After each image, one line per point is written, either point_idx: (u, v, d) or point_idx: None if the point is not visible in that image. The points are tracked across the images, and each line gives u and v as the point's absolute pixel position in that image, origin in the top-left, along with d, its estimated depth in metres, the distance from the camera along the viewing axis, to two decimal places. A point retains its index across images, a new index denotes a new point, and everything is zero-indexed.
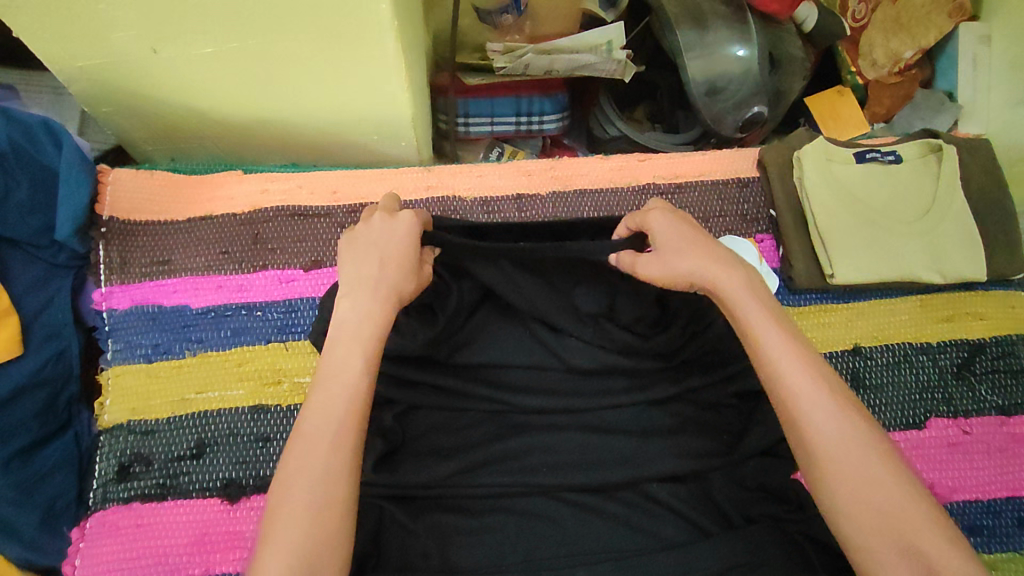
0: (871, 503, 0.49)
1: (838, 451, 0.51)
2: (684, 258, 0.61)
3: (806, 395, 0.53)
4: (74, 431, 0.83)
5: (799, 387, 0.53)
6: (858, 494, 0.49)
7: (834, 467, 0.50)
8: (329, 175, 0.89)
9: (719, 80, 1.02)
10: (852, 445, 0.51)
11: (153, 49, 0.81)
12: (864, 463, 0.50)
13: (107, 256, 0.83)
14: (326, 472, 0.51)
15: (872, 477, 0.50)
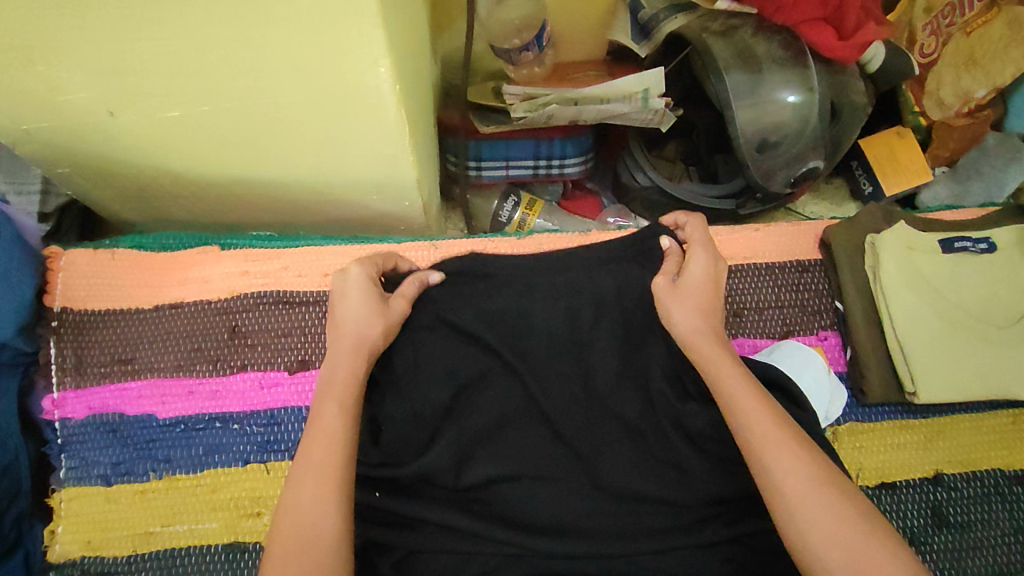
0: (844, 550, 0.47)
1: (806, 491, 0.50)
2: (688, 303, 0.65)
3: (775, 438, 0.53)
4: (25, 552, 0.71)
5: (768, 430, 0.54)
6: (828, 537, 0.48)
7: (803, 509, 0.50)
8: (320, 253, 0.77)
9: (771, 133, 0.88)
10: (820, 488, 0.50)
11: (110, 112, 0.68)
12: (832, 506, 0.49)
13: (60, 354, 0.70)
14: (319, 515, 0.50)
15: (844, 523, 0.48)
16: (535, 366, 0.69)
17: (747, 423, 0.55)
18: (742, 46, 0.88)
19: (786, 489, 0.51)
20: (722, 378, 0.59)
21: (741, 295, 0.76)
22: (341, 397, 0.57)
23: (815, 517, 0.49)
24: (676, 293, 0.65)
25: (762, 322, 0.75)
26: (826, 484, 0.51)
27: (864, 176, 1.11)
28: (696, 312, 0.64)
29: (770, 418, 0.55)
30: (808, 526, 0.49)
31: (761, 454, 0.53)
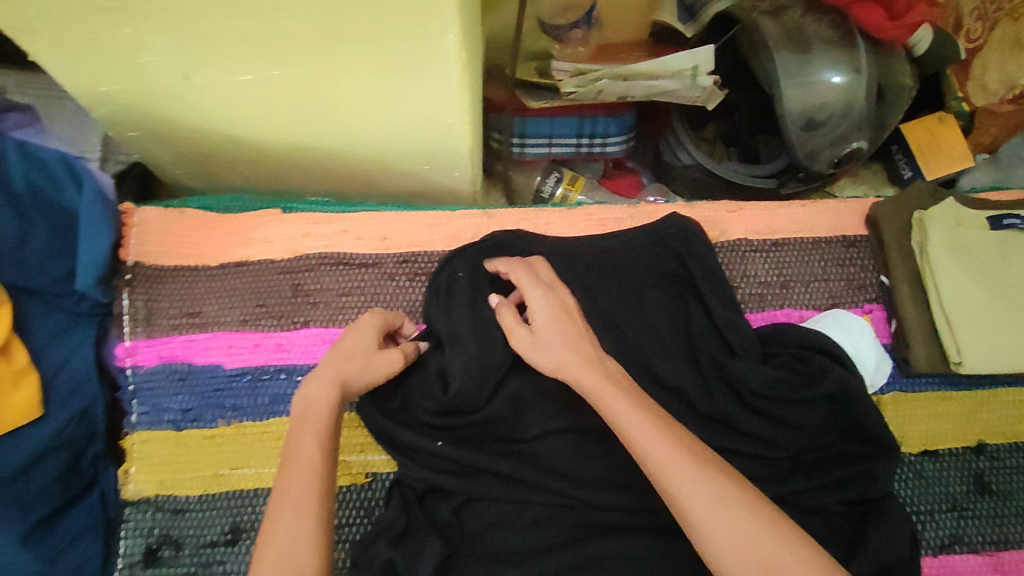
0: (754, 566, 0.49)
1: (710, 516, 0.51)
2: (555, 348, 0.63)
3: (673, 465, 0.53)
4: (100, 489, 0.77)
5: (663, 461, 0.54)
6: (737, 557, 0.49)
7: (712, 534, 0.51)
8: (378, 218, 0.79)
9: (817, 113, 0.90)
10: (719, 506, 0.51)
11: (186, 74, 0.71)
12: (736, 524, 0.50)
13: (133, 305, 0.74)
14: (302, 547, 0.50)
15: (754, 538, 0.50)
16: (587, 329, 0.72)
17: (643, 456, 0.55)
18: (791, 26, 0.89)
19: (691, 517, 0.52)
20: (614, 409, 0.58)
21: (787, 268, 0.78)
22: (309, 424, 0.56)
23: (722, 538, 0.50)
24: (540, 341, 0.63)
25: (809, 294, 0.77)
26: (727, 498, 0.52)
27: (904, 162, 1.11)
28: (572, 351, 0.62)
29: (663, 449, 0.54)
30: (718, 547, 0.50)
31: (661, 485, 0.53)
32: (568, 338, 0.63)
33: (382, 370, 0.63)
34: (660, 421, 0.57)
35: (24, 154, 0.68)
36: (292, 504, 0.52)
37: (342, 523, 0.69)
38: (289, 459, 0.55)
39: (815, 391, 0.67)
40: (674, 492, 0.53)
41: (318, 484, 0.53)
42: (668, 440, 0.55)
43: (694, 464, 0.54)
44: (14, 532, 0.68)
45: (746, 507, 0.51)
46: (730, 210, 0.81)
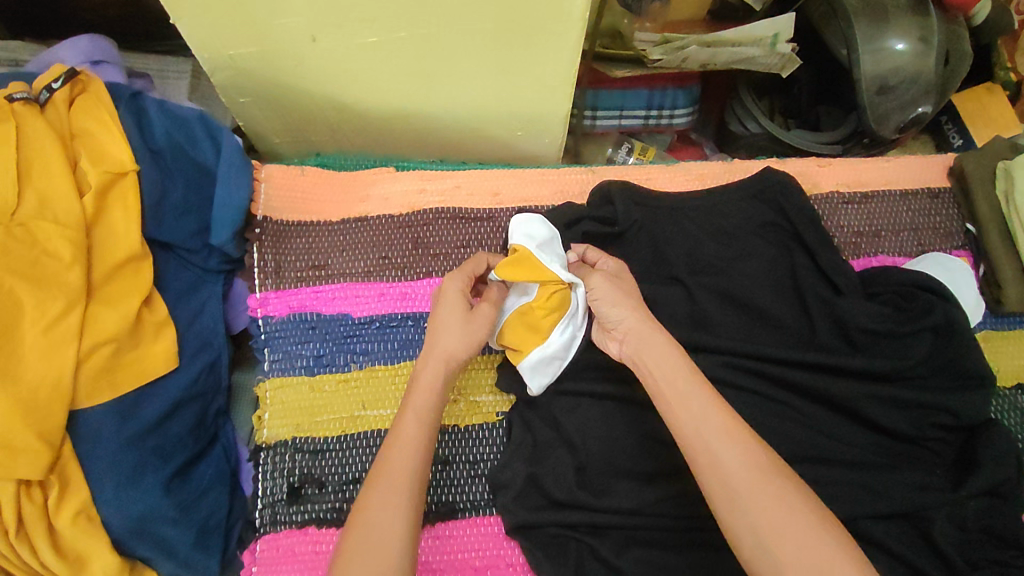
0: (792, 549, 0.48)
1: (746, 486, 0.50)
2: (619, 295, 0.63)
3: (719, 437, 0.53)
4: (221, 445, 0.77)
5: (707, 431, 0.53)
6: (777, 535, 0.48)
7: (751, 507, 0.50)
8: (488, 175, 0.83)
9: (890, 78, 0.94)
10: (761, 481, 0.50)
11: (313, 37, 0.73)
12: (780, 501, 0.49)
13: (261, 259, 0.76)
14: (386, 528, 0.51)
15: (796, 519, 0.49)
16: (700, 276, 0.76)
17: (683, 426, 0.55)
18: None
19: (730, 493, 0.51)
20: (663, 379, 0.58)
21: (879, 218, 0.82)
22: (417, 408, 0.58)
23: (760, 512, 0.49)
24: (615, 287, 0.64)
25: (901, 241, 0.82)
26: (770, 475, 0.51)
27: (954, 131, 1.14)
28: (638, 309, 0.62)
29: (709, 421, 0.54)
30: (758, 524, 0.49)
31: (701, 452, 0.53)
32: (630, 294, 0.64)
33: (479, 338, 0.62)
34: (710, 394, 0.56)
35: (167, 114, 0.72)
36: (387, 485, 0.53)
37: (477, 459, 0.70)
38: (395, 442, 0.56)
39: (919, 324, 0.70)
40: (715, 462, 0.52)
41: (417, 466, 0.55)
42: (715, 412, 0.54)
43: (742, 436, 0.53)
44: (158, 478, 0.69)
45: (786, 486, 0.50)
46: (819, 164, 0.85)
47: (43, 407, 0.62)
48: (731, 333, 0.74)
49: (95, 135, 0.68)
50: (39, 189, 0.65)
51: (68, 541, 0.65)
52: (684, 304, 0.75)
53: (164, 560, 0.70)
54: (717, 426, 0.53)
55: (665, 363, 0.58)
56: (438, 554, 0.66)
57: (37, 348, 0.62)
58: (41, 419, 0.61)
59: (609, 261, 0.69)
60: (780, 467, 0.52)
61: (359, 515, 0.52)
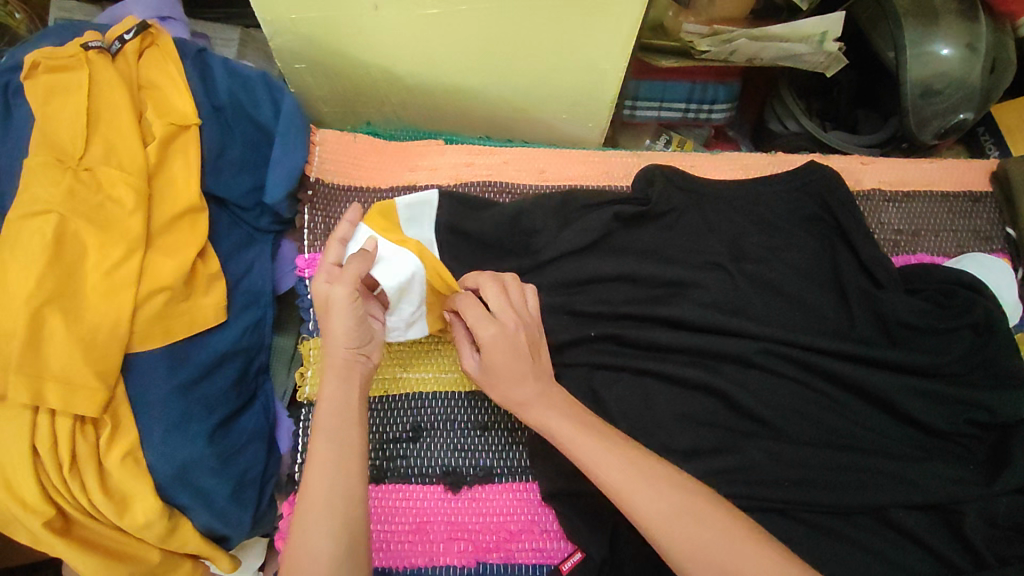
0: (715, 568, 0.49)
1: (689, 548, 0.50)
2: (506, 378, 0.59)
3: (649, 501, 0.52)
4: (261, 403, 0.79)
5: (614, 473, 0.54)
6: (699, 556, 0.50)
7: (669, 541, 0.51)
8: (535, 153, 0.85)
9: (936, 82, 0.95)
10: (677, 510, 0.52)
11: (375, 6, 0.74)
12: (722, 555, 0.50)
13: (312, 220, 0.78)
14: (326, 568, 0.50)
15: (724, 550, 0.50)
16: (741, 263, 0.77)
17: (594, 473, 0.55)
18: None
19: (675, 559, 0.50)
20: (562, 431, 0.58)
21: (920, 217, 0.83)
22: (325, 425, 0.55)
23: (687, 551, 0.50)
24: (491, 371, 0.60)
25: (939, 242, 0.82)
26: (685, 499, 0.52)
27: (991, 143, 1.12)
28: (525, 396, 0.59)
29: (612, 459, 0.55)
30: None
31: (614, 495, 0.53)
32: (512, 366, 0.58)
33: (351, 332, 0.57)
34: (608, 431, 0.58)
35: (229, 72, 0.74)
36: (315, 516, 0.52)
37: (516, 426, 0.71)
38: (314, 466, 0.54)
39: (960, 321, 0.71)
40: (628, 503, 0.53)
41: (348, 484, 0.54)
42: (616, 450, 0.55)
43: (668, 491, 0.53)
44: (203, 427, 0.70)
45: (701, 509, 0.52)
46: (862, 162, 0.86)
47: (102, 347, 0.63)
48: (770, 319, 0.74)
49: (163, 90, 0.70)
50: (105, 137, 0.67)
51: (114, 480, 0.66)
52: (727, 287, 0.75)
53: (201, 509, 0.71)
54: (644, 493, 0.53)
55: (578, 437, 0.57)
56: (473, 515, 0.68)
57: (97, 291, 0.64)
58: (98, 358, 0.63)
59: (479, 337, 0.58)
60: (714, 516, 0.51)
61: (298, 543, 0.51)
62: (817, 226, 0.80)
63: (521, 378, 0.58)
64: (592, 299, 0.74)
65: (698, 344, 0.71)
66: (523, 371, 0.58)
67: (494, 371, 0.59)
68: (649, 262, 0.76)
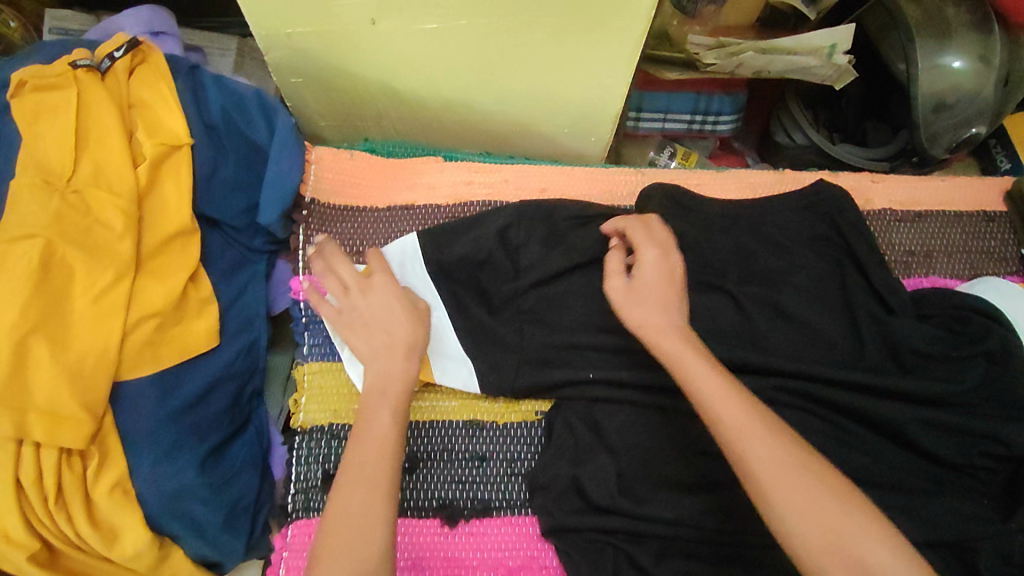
0: (796, 492, 0.49)
1: (774, 474, 0.50)
2: (648, 300, 0.62)
3: (744, 428, 0.52)
4: (255, 428, 0.77)
5: (735, 422, 0.53)
6: (782, 482, 0.50)
7: (757, 462, 0.51)
8: (536, 171, 0.83)
9: (948, 96, 0.92)
10: (792, 471, 0.50)
11: (373, 20, 0.72)
12: (803, 488, 0.50)
13: (307, 242, 0.76)
14: (364, 519, 0.52)
15: (805, 485, 0.50)
16: (747, 286, 0.75)
17: (714, 419, 0.54)
18: (932, 10, 0.93)
19: (758, 481, 0.51)
20: (689, 372, 0.57)
21: (931, 238, 0.81)
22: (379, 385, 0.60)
23: (772, 473, 0.50)
24: (636, 295, 0.63)
25: (952, 264, 0.80)
26: (800, 465, 0.51)
27: (1003, 154, 1.10)
28: (658, 313, 0.61)
29: (722, 394, 0.55)
30: (783, 505, 0.49)
31: (729, 442, 0.52)
32: (663, 300, 0.62)
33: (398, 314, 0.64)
34: (737, 385, 0.56)
35: (221, 88, 0.72)
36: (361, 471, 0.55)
37: (515, 458, 0.70)
38: (365, 432, 0.57)
39: (975, 349, 0.69)
40: (744, 453, 0.52)
41: (389, 461, 0.56)
42: (743, 404, 0.54)
43: (762, 423, 0.53)
44: (194, 456, 0.68)
45: (815, 477, 0.50)
46: (873, 181, 0.84)
47: (89, 378, 0.62)
48: (778, 345, 0.72)
49: (155, 108, 0.68)
50: (94, 158, 0.65)
51: (102, 511, 0.65)
52: (732, 312, 0.73)
53: (192, 539, 0.69)
54: (738, 420, 0.53)
55: (691, 357, 0.58)
56: (471, 550, 0.66)
57: (86, 318, 0.63)
58: (86, 388, 0.61)
59: (647, 252, 0.65)
60: (801, 454, 0.52)
61: (344, 492, 0.54)
62: (826, 246, 0.77)
63: (664, 301, 0.62)
64: (594, 324, 0.72)
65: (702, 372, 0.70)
66: (672, 295, 0.63)
67: (641, 286, 0.63)
68: None
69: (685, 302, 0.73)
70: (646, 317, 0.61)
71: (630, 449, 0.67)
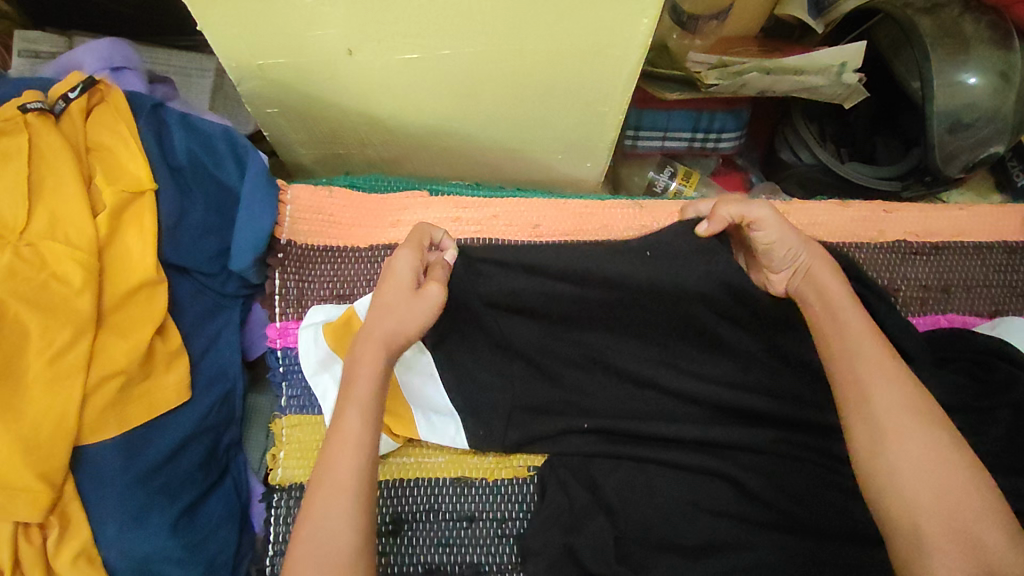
0: (921, 451, 0.48)
1: (903, 430, 0.49)
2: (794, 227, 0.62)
3: (881, 379, 0.51)
4: (233, 478, 0.72)
5: (872, 371, 0.52)
6: (906, 438, 0.49)
7: (887, 417, 0.50)
8: (528, 204, 0.80)
9: (966, 115, 0.87)
10: (919, 431, 0.49)
11: (349, 51, 0.67)
12: (930, 449, 0.48)
13: (283, 285, 0.72)
14: (341, 527, 0.48)
15: (931, 447, 0.48)
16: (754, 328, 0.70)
17: (849, 364, 0.53)
18: (949, 25, 0.87)
19: (880, 430, 0.50)
20: (835, 319, 0.56)
21: (948, 272, 0.77)
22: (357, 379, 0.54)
23: (898, 426, 0.49)
24: (781, 219, 0.62)
25: (971, 299, 0.76)
26: (927, 431, 0.49)
27: (1020, 168, 1.02)
28: (811, 252, 0.61)
29: (864, 341, 0.54)
30: (902, 458, 0.48)
31: (862, 390, 0.51)
32: (798, 229, 0.63)
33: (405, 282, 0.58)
34: (884, 342, 0.55)
35: (188, 130, 0.69)
36: (339, 463, 0.51)
37: (506, 518, 0.67)
38: (340, 428, 0.52)
39: (996, 400, 0.64)
40: (875, 401, 0.51)
41: (359, 466, 0.51)
42: (886, 360, 0.53)
43: (902, 381, 0.51)
44: (166, 517, 0.64)
45: (944, 446, 0.48)
46: (886, 210, 0.80)
47: (46, 447, 0.57)
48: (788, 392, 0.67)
49: (114, 151, 0.65)
50: (49, 207, 0.61)
51: None
52: (738, 358, 0.68)
53: None
54: (875, 372, 0.52)
55: (841, 304, 0.57)
56: None
57: (41, 382, 0.58)
58: (42, 458, 0.57)
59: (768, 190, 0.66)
60: (938, 422, 0.50)
61: (318, 496, 0.50)
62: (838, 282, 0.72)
63: (805, 239, 0.63)
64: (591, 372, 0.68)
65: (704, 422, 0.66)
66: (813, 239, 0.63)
67: (779, 213, 0.63)
68: (650, 328, 0.69)
69: (688, 348, 0.68)
70: (794, 237, 0.61)
71: (630, 508, 0.62)
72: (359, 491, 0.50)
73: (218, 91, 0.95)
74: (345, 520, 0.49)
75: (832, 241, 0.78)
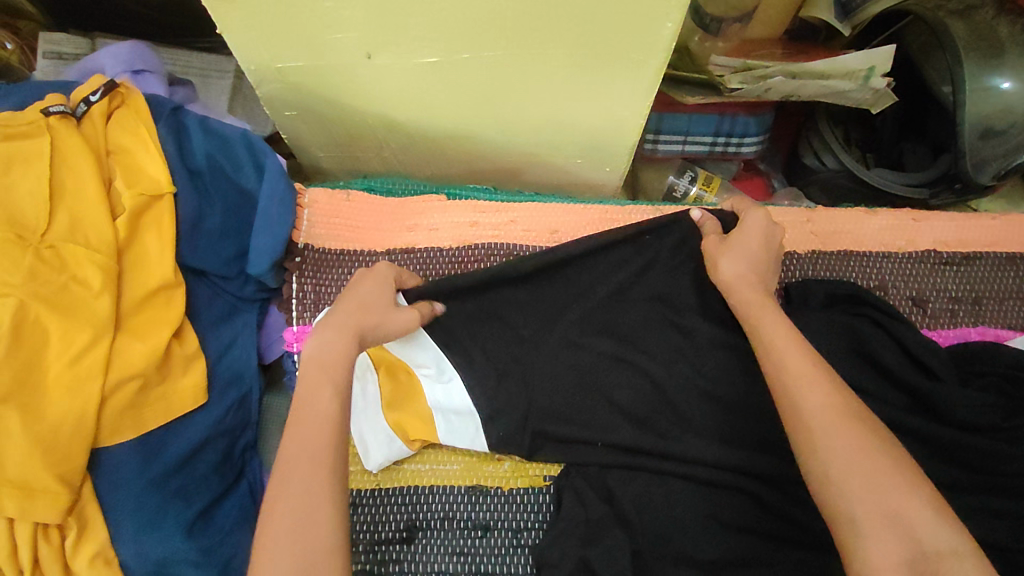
0: (847, 442, 0.46)
1: (825, 423, 0.47)
2: (741, 254, 0.63)
3: (805, 374, 0.50)
4: (248, 482, 0.72)
5: (795, 366, 0.51)
6: (832, 431, 0.47)
7: (810, 410, 0.48)
8: (546, 210, 0.79)
9: (999, 121, 0.84)
10: (844, 422, 0.47)
11: (368, 54, 0.67)
12: (856, 440, 0.46)
13: (301, 289, 0.72)
14: (309, 494, 0.46)
15: (854, 437, 0.46)
16: None
17: (774, 364, 0.52)
18: (981, 28, 0.85)
19: (804, 424, 0.48)
20: (762, 322, 0.56)
21: (979, 283, 0.75)
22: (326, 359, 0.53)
23: (819, 418, 0.48)
24: (727, 246, 0.64)
25: (1003, 312, 0.74)
26: (857, 422, 0.47)
27: None
28: (747, 269, 0.62)
29: (783, 338, 0.53)
30: (829, 452, 0.46)
31: (786, 386, 0.50)
32: (752, 249, 0.63)
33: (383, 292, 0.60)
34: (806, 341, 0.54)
35: (207, 133, 0.69)
36: (314, 430, 0.49)
37: (520, 528, 0.67)
38: (306, 403, 0.51)
39: None
40: (800, 394, 0.49)
41: (331, 436, 0.49)
42: (806, 356, 0.52)
43: (825, 376, 0.50)
44: (180, 520, 0.64)
45: (871, 435, 0.46)
46: (915, 219, 0.78)
47: (64, 447, 0.57)
48: None
49: (135, 155, 0.65)
50: (70, 209, 0.61)
51: None
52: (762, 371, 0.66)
53: None
54: (801, 368, 0.51)
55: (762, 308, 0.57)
56: None
57: (59, 382, 0.58)
58: (60, 459, 0.57)
59: (752, 214, 0.66)
60: (863, 413, 0.48)
61: (285, 470, 0.47)
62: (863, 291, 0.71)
63: (758, 258, 0.63)
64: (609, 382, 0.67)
65: (725, 435, 0.64)
66: (768, 261, 0.63)
67: (734, 239, 0.64)
68: (669, 338, 0.68)
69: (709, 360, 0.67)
70: (731, 264, 0.62)
71: (649, 522, 0.61)
72: (334, 462, 0.48)
73: (237, 92, 0.95)
74: (306, 489, 0.46)
75: (858, 250, 0.76)
